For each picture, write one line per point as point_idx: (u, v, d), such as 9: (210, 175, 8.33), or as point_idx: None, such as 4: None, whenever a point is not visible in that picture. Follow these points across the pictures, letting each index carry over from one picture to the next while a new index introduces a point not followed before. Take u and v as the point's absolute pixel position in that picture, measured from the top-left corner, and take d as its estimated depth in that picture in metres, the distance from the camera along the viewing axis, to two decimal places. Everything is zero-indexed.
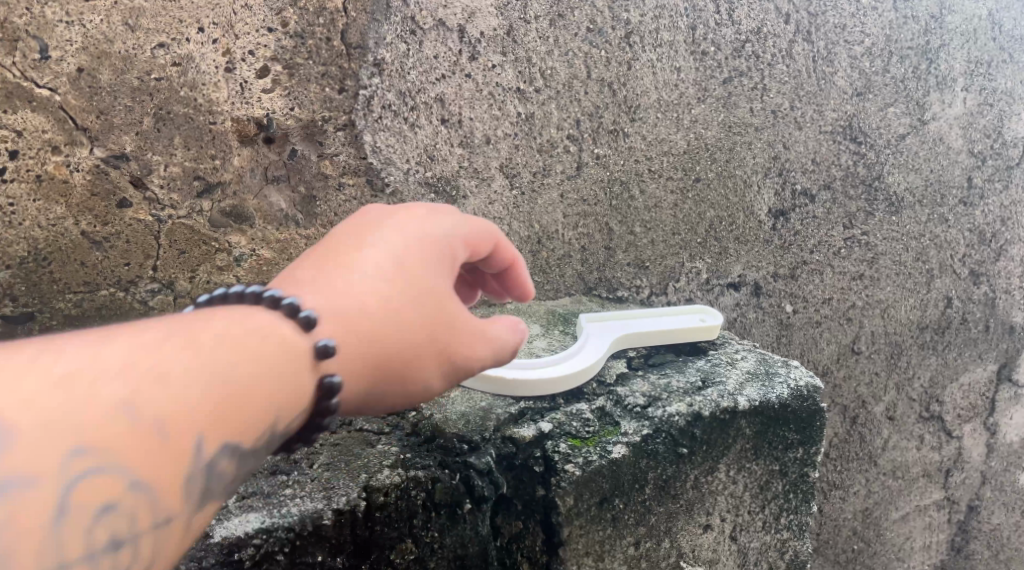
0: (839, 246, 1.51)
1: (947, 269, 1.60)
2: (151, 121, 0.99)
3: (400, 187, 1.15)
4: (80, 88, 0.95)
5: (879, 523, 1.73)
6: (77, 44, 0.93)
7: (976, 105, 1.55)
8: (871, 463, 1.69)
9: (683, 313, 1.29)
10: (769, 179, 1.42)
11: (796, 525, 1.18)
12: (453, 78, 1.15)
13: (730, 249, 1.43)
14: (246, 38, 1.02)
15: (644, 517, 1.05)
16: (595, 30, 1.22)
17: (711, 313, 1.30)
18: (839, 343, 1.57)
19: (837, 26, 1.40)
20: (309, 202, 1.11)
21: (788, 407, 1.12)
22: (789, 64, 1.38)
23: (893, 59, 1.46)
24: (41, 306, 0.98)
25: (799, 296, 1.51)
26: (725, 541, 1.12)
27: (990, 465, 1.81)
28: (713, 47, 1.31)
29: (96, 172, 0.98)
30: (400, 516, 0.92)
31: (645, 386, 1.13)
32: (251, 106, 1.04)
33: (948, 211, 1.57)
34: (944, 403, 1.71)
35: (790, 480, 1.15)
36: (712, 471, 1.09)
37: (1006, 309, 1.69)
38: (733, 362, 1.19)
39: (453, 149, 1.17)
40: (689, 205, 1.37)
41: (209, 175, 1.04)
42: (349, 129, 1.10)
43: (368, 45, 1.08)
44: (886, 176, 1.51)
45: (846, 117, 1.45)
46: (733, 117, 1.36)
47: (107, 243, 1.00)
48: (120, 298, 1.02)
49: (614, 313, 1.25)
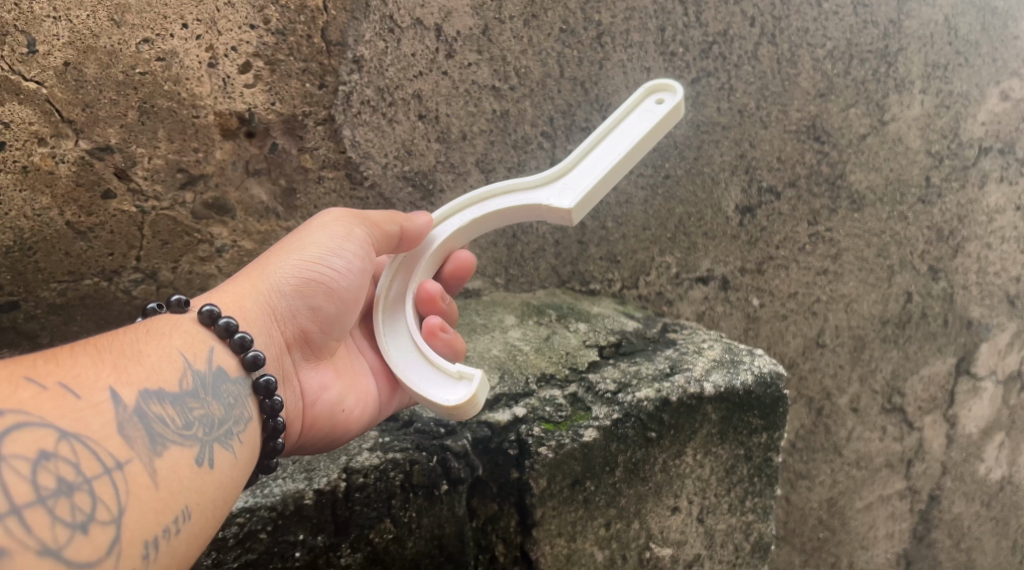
0: (804, 242, 1.56)
1: (907, 265, 1.66)
2: (135, 114, 1.05)
3: (378, 180, 1.20)
4: (66, 82, 1.01)
5: (844, 512, 1.77)
6: (63, 39, 0.99)
7: (934, 107, 1.60)
8: (836, 454, 1.73)
9: (636, 101, 1.16)
10: (736, 177, 1.47)
11: (761, 508, 1.21)
12: (430, 75, 1.19)
13: (698, 244, 1.48)
14: (229, 34, 1.07)
15: (614, 498, 1.08)
16: (567, 30, 1.27)
17: (667, 87, 1.15)
18: (805, 336, 1.62)
19: (801, 29, 1.45)
20: (290, 194, 1.17)
21: (752, 393, 1.15)
22: (755, 65, 1.43)
23: (854, 61, 1.51)
24: (27, 295, 1.06)
25: (766, 290, 1.56)
26: (693, 523, 1.15)
27: (950, 456, 1.85)
28: (681, 48, 1.36)
29: (81, 164, 1.04)
30: (379, 497, 0.99)
31: (616, 373, 1.16)
32: (233, 101, 1.09)
33: (907, 209, 1.63)
34: (906, 394, 1.76)
35: (754, 464, 1.18)
36: (680, 454, 1.12)
37: (964, 304, 1.74)
38: (700, 351, 1.23)
39: (430, 144, 1.22)
40: (659, 201, 1.43)
41: (192, 168, 1.10)
42: (328, 125, 1.15)
43: (348, 43, 1.13)
44: (848, 174, 1.56)
45: (810, 117, 1.50)
46: (701, 116, 1.42)
47: (91, 234, 1.07)
48: (104, 287, 1.10)
49: (579, 177, 1.12)
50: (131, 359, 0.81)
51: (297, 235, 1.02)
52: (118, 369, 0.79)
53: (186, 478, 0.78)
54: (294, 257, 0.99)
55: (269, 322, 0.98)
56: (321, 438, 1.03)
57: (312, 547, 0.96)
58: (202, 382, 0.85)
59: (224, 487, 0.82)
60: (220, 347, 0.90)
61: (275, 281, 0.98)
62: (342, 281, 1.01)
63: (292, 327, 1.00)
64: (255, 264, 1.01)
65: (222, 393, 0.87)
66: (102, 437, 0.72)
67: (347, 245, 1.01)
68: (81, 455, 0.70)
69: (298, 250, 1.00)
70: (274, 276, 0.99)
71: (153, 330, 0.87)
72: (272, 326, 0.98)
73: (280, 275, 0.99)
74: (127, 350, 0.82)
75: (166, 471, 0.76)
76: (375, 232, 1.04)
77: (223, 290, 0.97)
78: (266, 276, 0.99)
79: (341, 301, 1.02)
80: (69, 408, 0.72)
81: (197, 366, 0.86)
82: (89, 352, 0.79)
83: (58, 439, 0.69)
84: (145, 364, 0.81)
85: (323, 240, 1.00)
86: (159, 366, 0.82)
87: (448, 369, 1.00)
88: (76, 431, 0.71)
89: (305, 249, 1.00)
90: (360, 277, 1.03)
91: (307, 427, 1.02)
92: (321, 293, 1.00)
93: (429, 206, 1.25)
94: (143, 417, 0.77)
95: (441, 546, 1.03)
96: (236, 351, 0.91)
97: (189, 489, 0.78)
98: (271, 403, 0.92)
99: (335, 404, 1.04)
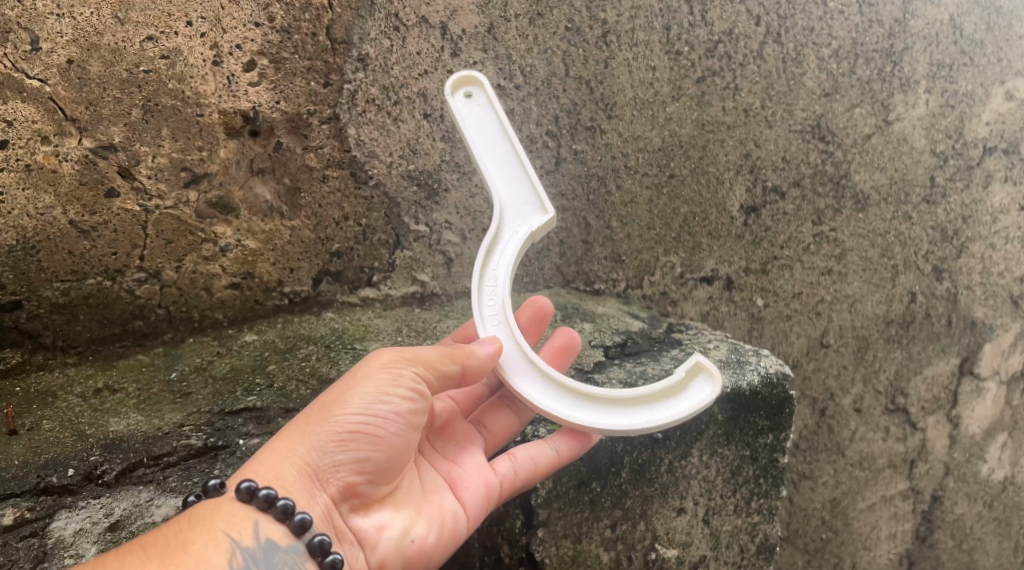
0: (808, 242, 1.56)
1: (911, 265, 1.65)
2: (139, 112, 1.04)
3: (382, 179, 1.19)
4: (70, 80, 1.00)
5: (846, 513, 1.76)
6: (68, 36, 0.99)
7: (938, 106, 1.59)
8: (839, 455, 1.73)
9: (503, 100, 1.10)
10: (741, 176, 1.47)
11: (767, 509, 1.20)
12: (435, 74, 1.19)
13: (702, 244, 1.47)
14: (234, 32, 1.06)
15: (620, 499, 1.08)
16: (574, 29, 1.28)
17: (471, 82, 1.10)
18: (808, 337, 1.61)
19: (806, 28, 1.45)
20: (294, 192, 1.16)
21: (758, 394, 1.14)
22: (760, 65, 1.42)
23: (860, 61, 1.50)
24: (30, 294, 1.05)
25: (770, 290, 1.55)
26: (699, 525, 1.14)
27: (953, 456, 1.85)
28: (686, 47, 1.36)
29: (85, 163, 1.03)
30: None
31: (622, 373, 1.16)
32: (237, 99, 1.09)
33: (911, 209, 1.62)
34: (909, 395, 1.75)
35: (760, 465, 1.17)
36: (686, 455, 1.11)
37: (968, 305, 1.73)
38: (706, 351, 1.23)
39: (435, 143, 1.22)
40: (664, 201, 1.42)
41: (196, 166, 1.09)
42: (333, 123, 1.15)
43: (352, 41, 1.12)
44: (853, 174, 1.55)
45: (815, 116, 1.49)
46: (706, 115, 1.41)
47: (94, 233, 1.06)
48: (107, 286, 1.09)
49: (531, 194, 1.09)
50: (179, 548, 0.82)
51: (342, 381, 0.93)
52: (168, 561, 0.80)
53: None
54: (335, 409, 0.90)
55: (311, 483, 0.90)
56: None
57: None
58: (253, 561, 0.85)
59: None
60: (266, 518, 0.87)
61: (313, 442, 0.90)
62: (385, 428, 0.91)
63: (339, 480, 0.91)
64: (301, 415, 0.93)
65: (276, 563, 0.86)
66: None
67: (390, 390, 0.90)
68: None
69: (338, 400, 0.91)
70: (315, 428, 0.90)
71: (201, 511, 0.87)
72: (316, 489, 0.90)
73: (318, 435, 0.90)
74: (175, 538, 0.83)
75: None
76: (429, 372, 0.93)
77: (267, 453, 0.91)
78: (303, 438, 0.90)
79: (390, 448, 0.92)
80: None
81: (246, 543, 0.85)
82: (139, 550, 0.80)
83: None
84: (193, 549, 0.82)
85: (365, 391, 0.90)
86: (207, 551, 0.83)
87: (677, 379, 1.03)
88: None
89: (346, 406, 0.90)
90: (411, 417, 0.92)
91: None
92: (366, 444, 0.91)
93: (433, 206, 1.24)
94: None
95: None
96: (281, 518, 0.88)
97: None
98: (330, 560, 0.87)
99: (403, 546, 0.94)
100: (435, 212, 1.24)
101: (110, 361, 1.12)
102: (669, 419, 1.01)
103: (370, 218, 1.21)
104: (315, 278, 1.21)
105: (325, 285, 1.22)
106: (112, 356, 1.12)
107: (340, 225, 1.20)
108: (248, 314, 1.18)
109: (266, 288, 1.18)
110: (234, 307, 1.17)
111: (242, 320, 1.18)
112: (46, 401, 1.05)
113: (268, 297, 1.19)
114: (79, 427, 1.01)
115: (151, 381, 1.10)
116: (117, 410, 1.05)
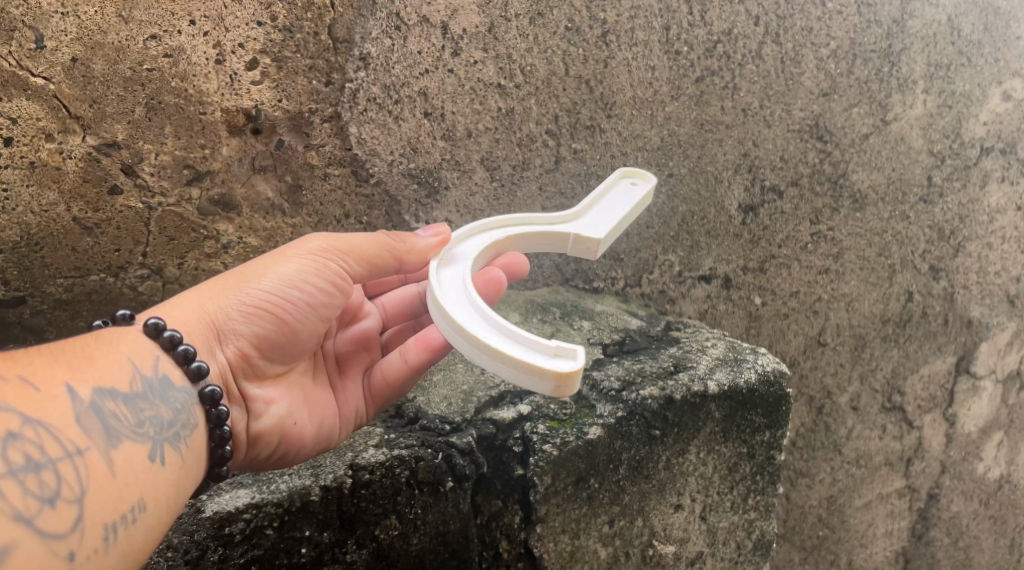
0: (806, 241, 1.57)
1: (908, 264, 1.66)
2: (142, 110, 1.05)
3: (384, 177, 1.21)
4: (74, 78, 1.01)
5: (843, 510, 1.77)
6: (72, 35, 1.00)
7: (936, 106, 1.60)
8: (836, 452, 1.74)
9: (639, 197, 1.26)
10: (739, 175, 1.48)
11: (763, 506, 1.21)
12: (436, 73, 1.20)
13: (700, 243, 1.48)
14: (236, 31, 1.07)
15: (618, 496, 1.09)
16: (573, 28, 1.28)
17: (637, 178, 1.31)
18: (806, 335, 1.62)
19: (805, 28, 1.45)
20: (296, 190, 1.17)
21: (755, 392, 1.15)
22: (759, 65, 1.43)
23: (858, 61, 1.51)
24: (33, 290, 1.06)
25: (768, 289, 1.56)
26: (695, 521, 1.15)
27: (949, 454, 1.86)
28: (685, 46, 1.36)
29: (88, 160, 1.04)
30: (385, 493, 1.00)
31: (620, 370, 1.17)
32: (240, 98, 1.10)
33: (909, 209, 1.63)
34: (906, 394, 1.76)
35: (756, 462, 1.18)
36: (683, 452, 1.12)
37: (964, 304, 1.74)
38: (704, 349, 1.23)
39: (436, 141, 1.23)
40: (663, 200, 1.43)
41: (198, 164, 1.10)
42: (335, 122, 1.16)
43: (354, 40, 1.13)
44: (850, 174, 1.56)
45: (813, 116, 1.50)
46: (705, 115, 1.42)
47: (97, 230, 1.07)
48: (110, 283, 1.10)
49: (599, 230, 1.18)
50: (84, 359, 0.82)
51: (269, 259, 1.01)
52: (72, 369, 0.80)
53: (141, 471, 0.79)
54: (261, 282, 0.99)
55: (213, 341, 0.97)
56: (265, 453, 1.02)
57: (318, 543, 0.97)
58: (151, 389, 0.86)
59: (178, 485, 0.84)
60: (167, 358, 0.90)
61: (227, 302, 0.98)
62: (296, 311, 1.00)
63: (239, 347, 0.99)
64: (218, 279, 1.00)
65: (170, 397, 0.88)
66: (64, 424, 0.75)
67: (314, 278, 1.00)
68: (45, 439, 0.73)
69: (261, 275, 0.99)
70: (235, 296, 0.98)
71: (109, 338, 0.88)
72: (216, 346, 0.97)
73: (234, 298, 0.98)
74: (76, 354, 0.83)
75: (123, 461, 0.78)
76: (352, 260, 1.03)
77: (176, 302, 0.97)
78: (218, 296, 0.98)
79: (294, 329, 1.01)
80: (29, 396, 0.74)
81: (147, 372, 0.87)
82: (42, 353, 0.80)
83: (23, 423, 0.72)
84: (97, 364, 0.83)
85: (286, 267, 0.99)
86: (110, 368, 0.84)
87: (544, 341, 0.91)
88: (39, 419, 0.73)
89: (267, 276, 0.99)
90: (319, 307, 1.02)
91: (250, 445, 1.01)
92: (274, 318, 0.99)
93: (434, 204, 1.25)
94: (98, 411, 0.79)
95: (445, 543, 1.03)
96: (180, 362, 0.91)
97: (146, 480, 0.80)
98: (217, 414, 0.93)
99: (283, 422, 1.03)
100: (436, 211, 1.26)
101: None
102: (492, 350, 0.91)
103: (371, 216, 1.22)
104: None
105: None
106: None
107: (341, 223, 1.21)
108: None
109: None
110: None
111: None
112: None
113: None
114: None
115: None
116: None
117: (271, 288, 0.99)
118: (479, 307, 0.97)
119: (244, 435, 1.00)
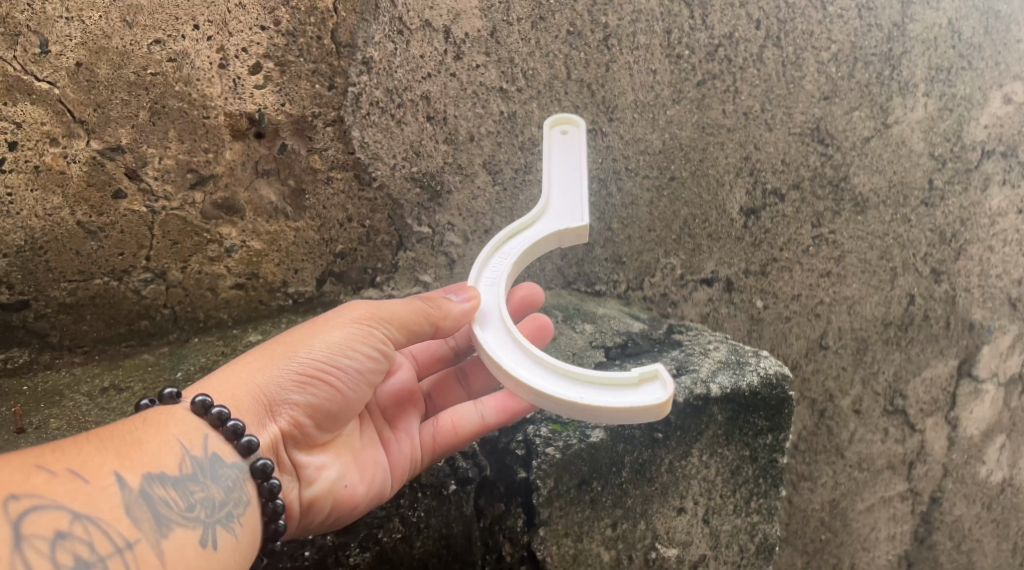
0: (807, 244, 1.57)
1: (910, 268, 1.66)
2: (146, 114, 1.05)
3: (386, 181, 1.21)
4: (78, 83, 1.02)
5: (846, 513, 1.77)
6: (76, 40, 1.00)
7: (937, 110, 1.61)
8: (838, 456, 1.73)
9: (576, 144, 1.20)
10: (741, 179, 1.48)
11: (766, 509, 1.21)
12: (438, 77, 1.21)
13: (703, 246, 1.48)
14: (240, 35, 1.08)
15: (621, 499, 1.09)
16: (575, 32, 1.28)
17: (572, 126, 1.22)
18: (808, 338, 1.62)
19: (806, 32, 1.46)
20: (299, 194, 1.17)
21: (758, 394, 1.15)
22: (760, 68, 1.44)
23: (859, 64, 1.52)
24: (37, 294, 1.07)
25: (770, 292, 1.56)
26: (698, 524, 1.15)
27: (952, 458, 1.85)
28: (686, 50, 1.37)
29: (92, 164, 1.04)
30: (389, 496, 1.04)
31: None
32: (243, 102, 1.10)
33: (911, 212, 1.63)
34: (908, 397, 1.76)
35: (759, 465, 1.18)
36: (685, 455, 1.12)
37: (966, 307, 1.74)
38: (706, 352, 1.23)
39: (438, 145, 1.23)
40: (664, 203, 1.43)
41: (202, 168, 1.10)
42: (337, 125, 1.16)
43: (357, 44, 1.14)
44: (852, 177, 1.57)
45: (814, 120, 1.51)
46: (707, 118, 1.42)
47: (101, 234, 1.07)
48: (114, 286, 1.10)
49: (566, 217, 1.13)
50: (132, 444, 0.83)
51: (313, 325, 0.96)
52: (122, 455, 0.81)
53: (192, 558, 0.80)
54: (304, 351, 0.94)
55: (262, 413, 0.93)
56: (318, 522, 0.98)
57: (322, 546, 1.00)
58: (199, 470, 0.86)
59: (230, 566, 0.84)
60: (216, 435, 0.89)
61: (276, 373, 0.93)
62: (343, 378, 0.95)
63: (289, 417, 0.94)
64: (265, 347, 0.96)
65: (221, 475, 0.87)
66: (113, 517, 0.76)
67: (361, 345, 0.95)
68: (94, 535, 0.74)
69: (306, 344, 0.94)
70: (280, 365, 0.93)
71: (161, 417, 0.87)
72: (265, 417, 0.93)
73: (282, 367, 0.93)
74: (128, 437, 0.83)
75: (173, 551, 0.79)
76: (395, 328, 0.97)
77: (224, 374, 0.94)
78: (267, 366, 0.93)
79: (344, 397, 0.96)
80: (79, 490, 0.76)
81: (195, 452, 0.86)
82: (94, 441, 0.81)
83: (71, 520, 0.74)
84: (147, 448, 0.83)
85: (334, 336, 0.94)
86: (158, 452, 0.84)
87: (628, 373, 0.95)
88: (89, 514, 0.75)
89: (315, 345, 0.94)
90: (368, 374, 0.97)
91: (303, 514, 0.96)
92: (323, 389, 0.94)
93: (437, 207, 1.25)
94: (147, 501, 0.80)
95: (448, 545, 1.06)
96: (229, 438, 0.89)
97: (197, 567, 0.80)
98: (268, 486, 0.90)
99: (335, 489, 0.98)
100: (439, 214, 1.26)
101: (116, 360, 1.13)
102: (597, 405, 0.93)
103: (374, 220, 1.22)
104: (319, 279, 1.22)
105: (328, 285, 1.23)
106: (118, 356, 1.13)
107: (344, 226, 1.21)
108: (253, 314, 1.20)
109: (270, 288, 1.20)
110: (239, 308, 1.19)
111: (248, 320, 1.19)
112: (54, 400, 1.06)
113: (273, 298, 1.20)
114: (86, 426, 1.02)
115: (156, 379, 1.10)
116: (124, 409, 1.06)
117: (315, 357, 0.93)
118: (551, 364, 0.97)
119: (297, 504, 0.95)
